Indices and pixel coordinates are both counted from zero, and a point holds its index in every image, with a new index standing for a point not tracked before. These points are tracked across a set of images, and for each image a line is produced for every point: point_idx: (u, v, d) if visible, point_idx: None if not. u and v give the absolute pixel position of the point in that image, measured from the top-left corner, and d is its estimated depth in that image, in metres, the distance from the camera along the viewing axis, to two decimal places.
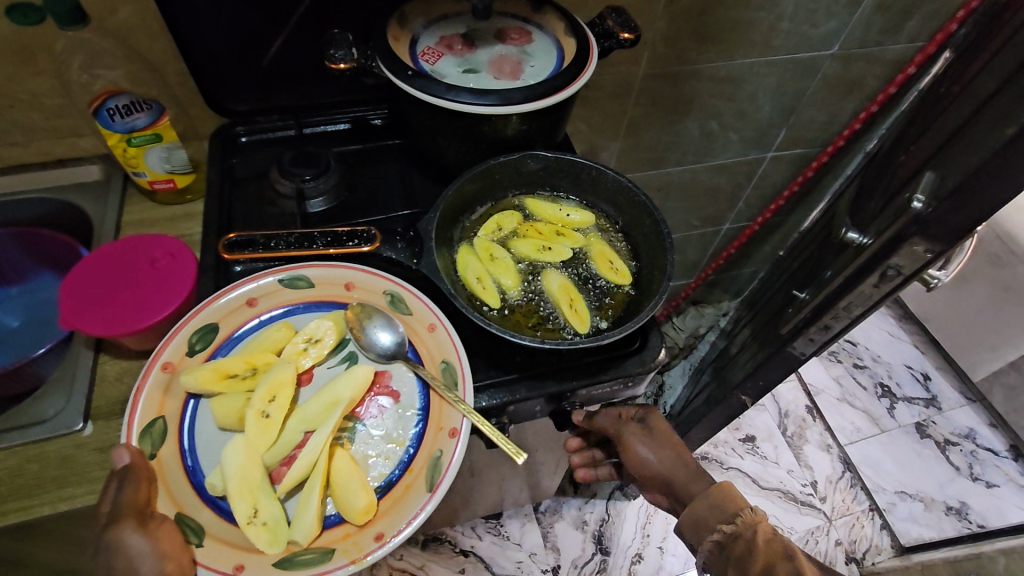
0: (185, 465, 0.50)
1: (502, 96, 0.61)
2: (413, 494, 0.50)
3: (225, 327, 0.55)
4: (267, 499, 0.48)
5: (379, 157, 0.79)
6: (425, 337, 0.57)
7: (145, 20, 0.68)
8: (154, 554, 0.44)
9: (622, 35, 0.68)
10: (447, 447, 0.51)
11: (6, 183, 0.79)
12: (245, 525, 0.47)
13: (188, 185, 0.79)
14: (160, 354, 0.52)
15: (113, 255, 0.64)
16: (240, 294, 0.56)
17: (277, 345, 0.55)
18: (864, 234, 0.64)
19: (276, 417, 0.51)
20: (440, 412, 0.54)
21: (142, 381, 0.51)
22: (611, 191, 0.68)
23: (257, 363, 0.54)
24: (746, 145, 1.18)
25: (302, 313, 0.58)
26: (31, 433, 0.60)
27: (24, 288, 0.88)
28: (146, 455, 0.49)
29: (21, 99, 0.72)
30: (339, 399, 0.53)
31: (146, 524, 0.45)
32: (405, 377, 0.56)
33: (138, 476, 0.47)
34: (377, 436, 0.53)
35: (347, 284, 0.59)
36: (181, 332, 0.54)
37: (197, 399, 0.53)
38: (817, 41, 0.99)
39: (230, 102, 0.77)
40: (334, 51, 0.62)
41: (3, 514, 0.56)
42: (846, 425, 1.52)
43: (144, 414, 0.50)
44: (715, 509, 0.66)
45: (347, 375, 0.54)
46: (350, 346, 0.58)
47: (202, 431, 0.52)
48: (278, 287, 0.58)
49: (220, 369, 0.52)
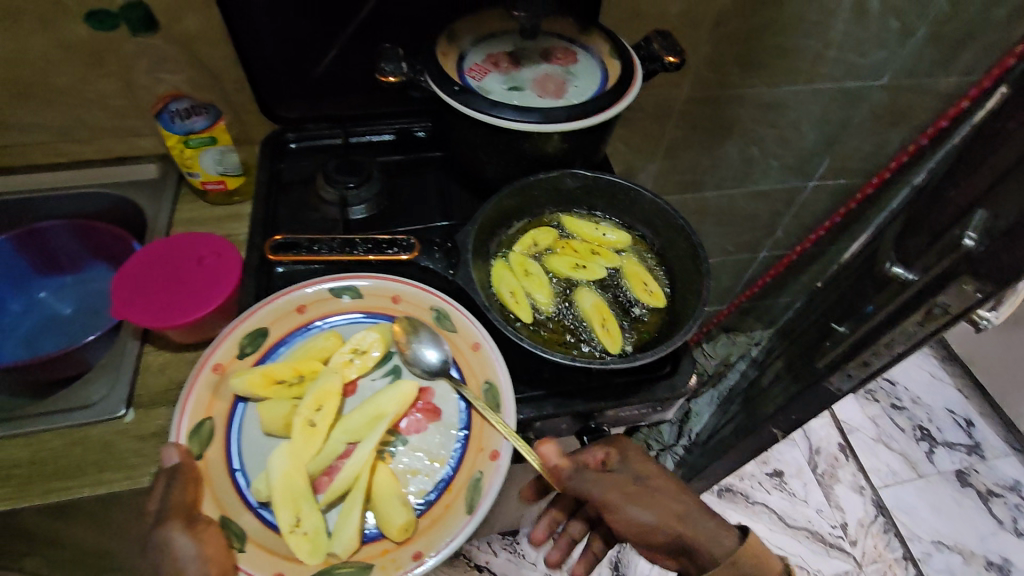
0: (231, 467, 0.51)
1: (545, 113, 0.62)
2: (452, 514, 0.50)
3: (275, 332, 0.57)
4: (309, 508, 0.48)
5: (420, 169, 0.80)
6: (468, 355, 0.57)
7: (209, 29, 0.72)
8: (197, 557, 0.45)
9: (667, 58, 0.69)
10: (488, 469, 0.51)
11: (69, 177, 0.83)
12: (287, 533, 0.47)
13: (237, 187, 0.82)
14: (212, 355, 0.54)
15: (164, 251, 0.66)
16: (291, 300, 0.58)
17: (323, 353, 0.56)
18: (909, 270, 0.62)
19: (321, 426, 0.51)
20: (482, 433, 0.54)
21: (193, 381, 0.53)
22: (648, 213, 0.68)
23: (305, 370, 0.55)
24: (787, 173, 1.16)
25: (350, 322, 0.60)
26: (76, 417, 0.62)
27: (78, 277, 0.91)
28: (193, 454, 0.50)
29: (89, 99, 0.77)
30: (383, 412, 0.53)
31: (193, 525, 0.46)
32: (447, 393, 0.57)
33: (187, 476, 0.48)
34: (418, 452, 0.54)
35: (394, 296, 0.61)
36: (233, 333, 0.55)
37: (244, 403, 0.54)
38: (865, 70, 0.98)
39: (282, 110, 0.81)
40: (385, 64, 0.64)
41: (45, 493, 0.58)
42: (881, 467, 1.46)
43: (193, 415, 0.51)
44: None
45: (392, 388, 0.55)
46: (395, 359, 0.59)
47: (248, 434, 0.53)
48: (328, 296, 0.60)
49: (268, 374, 0.53)
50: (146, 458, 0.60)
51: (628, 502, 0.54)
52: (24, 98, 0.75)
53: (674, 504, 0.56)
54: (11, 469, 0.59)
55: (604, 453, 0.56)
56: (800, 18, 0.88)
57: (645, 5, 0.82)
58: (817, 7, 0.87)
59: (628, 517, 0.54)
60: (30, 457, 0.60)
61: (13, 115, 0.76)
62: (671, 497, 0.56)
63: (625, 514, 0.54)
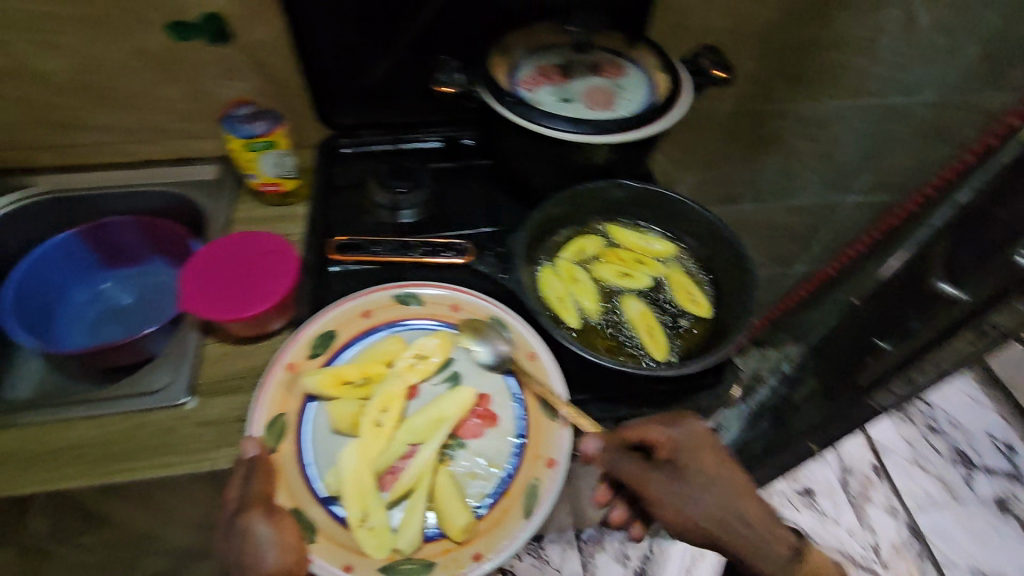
0: (302, 462, 0.53)
1: (595, 125, 0.63)
2: (510, 518, 0.52)
3: (342, 334, 0.60)
4: (376, 505, 0.51)
5: (467, 176, 0.83)
6: (525, 364, 0.59)
7: (273, 38, 0.76)
8: (277, 544, 0.47)
9: (714, 72, 0.70)
10: (545, 477, 0.53)
11: (134, 176, 0.88)
12: (355, 527, 0.50)
13: (293, 190, 0.84)
14: (285, 355, 0.57)
15: (227, 249, 0.70)
16: (358, 305, 0.62)
17: (388, 357, 0.59)
18: (959, 289, 0.62)
19: (387, 427, 0.55)
20: (538, 440, 0.56)
21: (268, 378, 0.56)
22: (695, 225, 0.70)
23: (371, 373, 0.58)
24: (826, 188, 1.15)
25: (411, 328, 0.62)
26: (142, 402, 0.66)
27: (138, 270, 0.95)
28: (268, 447, 0.53)
29: (158, 104, 0.81)
30: (445, 416, 0.56)
31: (272, 515, 0.48)
32: (503, 400, 0.59)
33: (265, 468, 0.51)
34: (477, 456, 0.56)
35: (453, 304, 0.63)
36: (305, 335, 0.59)
37: (313, 401, 0.57)
38: (911, 87, 0.96)
39: (337, 117, 0.84)
40: (441, 76, 0.67)
41: (113, 472, 0.61)
42: (916, 490, 1.43)
43: (268, 410, 0.55)
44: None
45: (453, 393, 0.57)
46: (453, 365, 0.61)
47: (318, 432, 0.55)
48: (392, 301, 0.63)
49: (338, 375, 0.57)
50: (206, 444, 0.63)
51: (667, 493, 0.54)
52: (100, 101, 0.80)
53: (720, 506, 0.54)
54: (83, 449, 0.63)
55: (664, 437, 0.54)
56: (845, 35, 0.88)
57: (691, 20, 0.83)
58: (863, 24, 0.87)
59: (664, 507, 0.54)
60: (100, 438, 0.64)
61: (89, 117, 0.81)
62: (719, 496, 0.54)
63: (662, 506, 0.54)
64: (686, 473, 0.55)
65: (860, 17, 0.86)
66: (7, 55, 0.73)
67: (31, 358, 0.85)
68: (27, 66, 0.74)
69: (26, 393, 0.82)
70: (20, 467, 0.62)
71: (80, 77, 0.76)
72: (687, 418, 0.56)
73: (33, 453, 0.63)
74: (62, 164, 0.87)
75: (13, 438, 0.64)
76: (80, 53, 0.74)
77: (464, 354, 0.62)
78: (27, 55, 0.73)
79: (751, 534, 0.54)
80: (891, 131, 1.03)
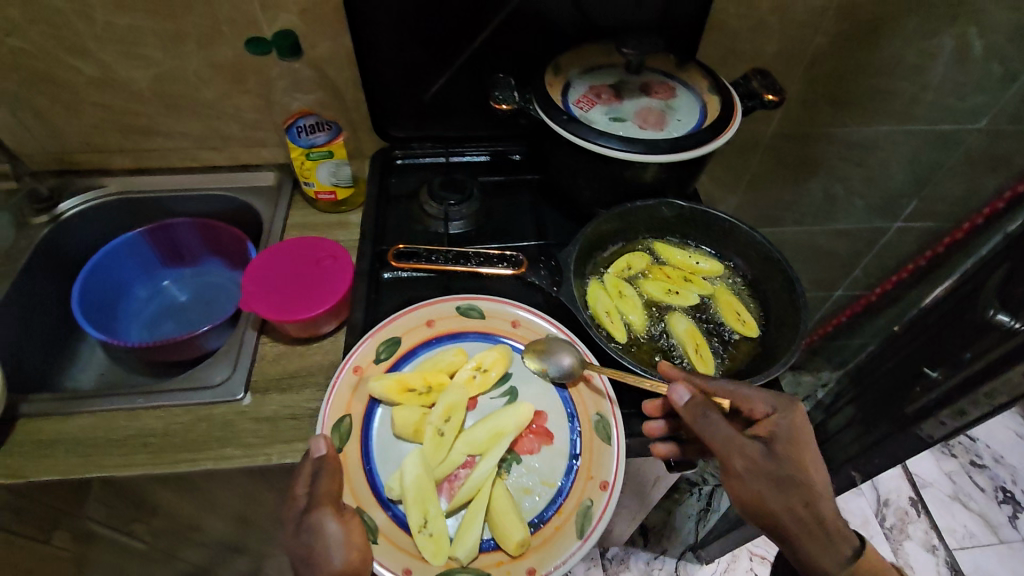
0: (365, 463, 0.56)
1: (649, 145, 0.65)
2: (563, 536, 0.53)
3: (406, 342, 0.64)
4: (435, 512, 0.53)
5: (516, 190, 0.85)
6: (581, 388, 0.62)
7: (338, 55, 0.80)
8: (342, 543, 0.48)
9: (766, 96, 0.71)
10: (598, 499, 0.54)
11: (198, 180, 0.92)
12: (415, 532, 0.52)
13: (346, 198, 0.88)
14: (353, 358, 0.61)
15: (289, 252, 0.74)
16: (423, 314, 0.65)
17: (449, 368, 0.62)
18: (1016, 319, 0.62)
19: (448, 437, 0.57)
20: (591, 461, 0.57)
21: (337, 378, 0.59)
22: (743, 245, 0.71)
23: (433, 382, 0.61)
24: (871, 213, 1.14)
25: (472, 341, 0.66)
26: (202, 395, 0.69)
27: (195, 270, 0.99)
28: (335, 447, 0.56)
29: (226, 113, 0.86)
30: (503, 430, 0.58)
31: (342, 514, 0.50)
32: (558, 419, 0.60)
33: (332, 468, 0.52)
34: (532, 472, 0.57)
35: (513, 321, 0.66)
36: (372, 340, 0.62)
37: (378, 406, 0.60)
38: (963, 114, 0.96)
39: (392, 129, 0.88)
40: (498, 93, 0.70)
41: (175, 461, 0.64)
42: (958, 527, 1.37)
43: (335, 410, 0.58)
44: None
45: (511, 409, 0.59)
46: (511, 380, 0.63)
47: (380, 435, 0.59)
48: (455, 313, 0.66)
49: (402, 381, 0.60)
50: (261, 439, 0.66)
51: (756, 471, 0.52)
52: (173, 109, 0.85)
53: (803, 503, 0.52)
54: (147, 437, 0.66)
55: (765, 416, 0.56)
56: (897, 62, 0.88)
57: (742, 44, 0.84)
58: (917, 51, 0.87)
59: (744, 482, 0.52)
60: (163, 428, 0.67)
61: (162, 123, 0.86)
62: (807, 491, 0.53)
63: (744, 480, 0.52)
64: (781, 458, 0.53)
65: (914, 44, 0.86)
66: (93, 65, 0.78)
67: (94, 348, 0.90)
68: (110, 74, 0.79)
69: (89, 383, 0.87)
70: (89, 452, 0.65)
71: (157, 86, 0.81)
72: (797, 407, 0.57)
73: (101, 440, 0.66)
74: (133, 166, 0.93)
75: (82, 424, 0.67)
76: (159, 64, 0.79)
77: (522, 370, 0.64)
78: (112, 64, 0.78)
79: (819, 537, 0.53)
80: (939, 158, 1.03)
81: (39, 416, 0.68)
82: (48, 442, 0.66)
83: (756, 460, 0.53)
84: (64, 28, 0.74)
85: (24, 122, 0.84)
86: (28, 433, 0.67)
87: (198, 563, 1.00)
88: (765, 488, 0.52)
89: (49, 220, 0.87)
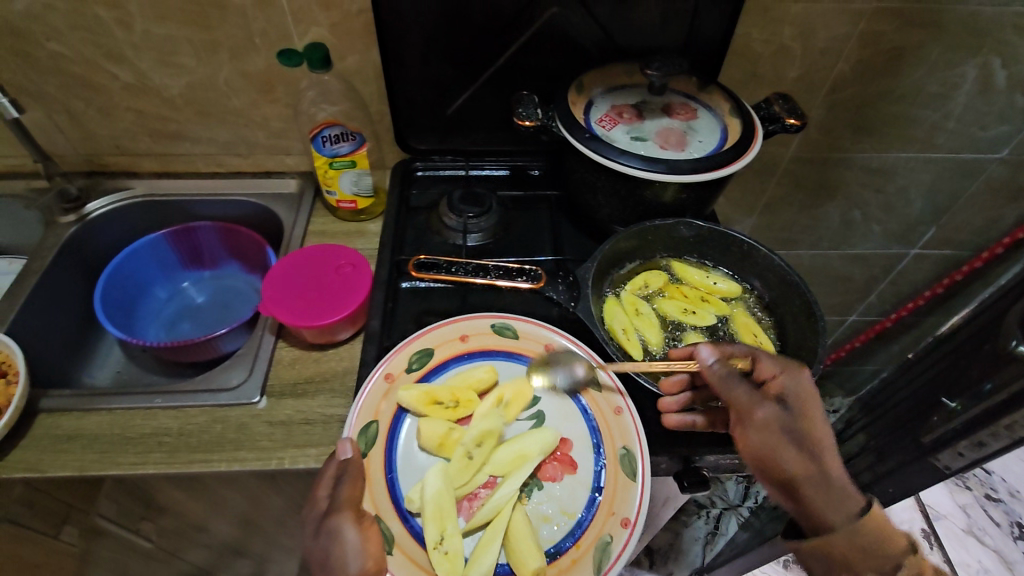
0: (386, 472, 0.57)
1: (670, 165, 0.65)
2: (578, 569, 0.53)
3: (438, 354, 0.65)
4: (453, 530, 0.53)
5: (535, 205, 0.86)
6: (610, 419, 0.61)
7: (365, 68, 0.81)
8: (359, 552, 0.50)
9: (787, 120, 0.71)
10: (618, 536, 0.54)
11: (221, 184, 0.94)
12: (431, 548, 0.52)
13: (366, 207, 0.89)
14: (386, 365, 0.62)
15: (309, 260, 0.75)
16: (457, 329, 0.67)
17: (478, 386, 0.63)
18: None
19: (475, 460, 0.57)
20: (614, 497, 0.56)
21: (368, 383, 0.61)
22: (761, 268, 0.72)
23: (461, 399, 0.61)
24: (889, 239, 1.14)
25: (502, 360, 0.66)
26: (220, 397, 0.70)
27: (214, 273, 1.00)
28: (360, 452, 0.57)
29: (253, 121, 0.88)
30: (528, 454, 0.58)
31: (360, 521, 0.52)
32: (584, 448, 0.60)
33: (354, 474, 0.54)
34: (553, 500, 0.57)
35: (546, 344, 0.67)
36: (406, 349, 0.64)
37: (406, 414, 0.61)
38: (985, 144, 0.95)
39: (414, 141, 0.90)
40: (522, 110, 0.70)
41: (188, 462, 0.65)
42: (972, 562, 1.34)
43: (363, 416, 0.59)
44: (870, 556, 0.51)
45: (538, 433, 0.60)
46: (538, 404, 0.63)
47: (404, 445, 0.59)
48: (489, 330, 0.67)
49: (431, 394, 0.61)
50: (275, 443, 0.66)
51: (772, 425, 0.53)
52: (202, 116, 0.87)
53: (815, 457, 0.53)
54: (162, 436, 0.67)
55: (774, 377, 0.57)
56: (919, 90, 0.88)
57: (764, 69, 0.85)
58: (939, 80, 0.87)
59: (760, 436, 0.54)
60: (179, 428, 0.68)
61: (191, 129, 0.88)
62: (813, 443, 0.53)
63: (760, 434, 0.54)
64: (794, 415, 0.54)
65: (936, 73, 0.86)
66: (129, 71, 0.80)
67: (113, 347, 0.92)
68: (145, 81, 0.82)
69: (105, 381, 0.88)
70: (105, 449, 0.66)
71: (188, 93, 0.84)
72: (803, 371, 0.57)
73: (117, 438, 0.67)
74: (160, 170, 0.95)
75: (101, 420, 0.68)
76: (192, 72, 0.81)
77: (550, 395, 0.64)
78: (147, 71, 0.80)
79: (831, 491, 0.52)
80: (958, 186, 1.02)
81: (59, 412, 0.69)
82: (66, 437, 0.67)
83: (772, 415, 0.54)
84: (104, 35, 0.76)
85: (58, 124, 0.86)
86: (48, 428, 0.68)
87: (201, 565, 1.00)
88: (780, 442, 0.53)
89: (76, 220, 0.89)
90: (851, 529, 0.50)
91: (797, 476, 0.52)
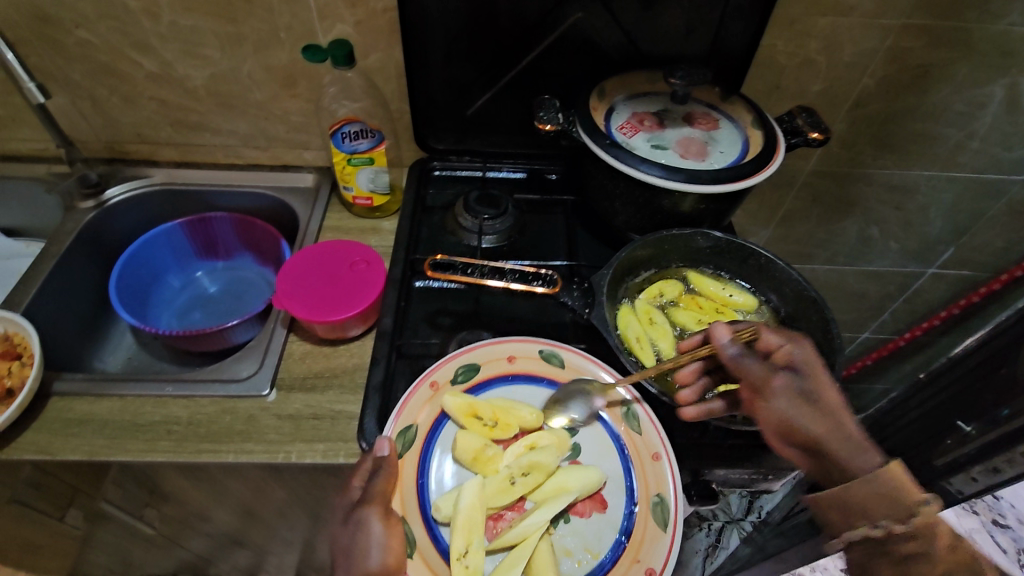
0: (418, 477, 0.57)
1: (690, 175, 0.65)
2: None
3: (484, 371, 0.65)
4: (477, 546, 0.53)
5: (551, 210, 0.87)
6: (647, 463, 0.60)
7: (387, 66, 0.81)
8: (381, 545, 0.51)
9: (811, 134, 0.69)
10: None
11: (240, 176, 0.95)
12: (454, 559, 0.52)
13: (382, 205, 0.89)
14: (432, 373, 0.62)
15: (324, 256, 0.75)
16: (505, 349, 0.66)
17: (523, 422, 0.61)
18: None
19: (517, 487, 0.57)
20: (642, 544, 0.55)
21: (414, 388, 0.61)
22: (779, 281, 0.72)
23: (501, 420, 0.61)
24: (905, 257, 1.13)
25: (544, 387, 0.65)
26: (231, 388, 0.70)
27: (228, 264, 1.00)
28: (397, 451, 0.58)
29: (274, 114, 0.88)
30: (567, 487, 0.57)
31: (388, 517, 0.53)
32: (617, 489, 0.59)
33: (389, 471, 0.55)
34: (579, 534, 0.57)
35: (592, 378, 0.66)
36: (454, 361, 0.64)
37: (446, 421, 0.61)
38: (1009, 165, 0.94)
39: (432, 141, 0.90)
40: (543, 114, 0.70)
41: (196, 452, 0.65)
42: None
43: (405, 418, 0.60)
44: (884, 501, 0.47)
45: (581, 469, 0.59)
46: (577, 436, 0.63)
47: (439, 455, 0.59)
48: (536, 356, 0.67)
49: (473, 407, 0.61)
50: (283, 436, 0.66)
51: (791, 392, 0.56)
52: (223, 107, 0.87)
53: (834, 415, 0.54)
54: (172, 425, 0.67)
55: (780, 349, 0.59)
56: (945, 108, 0.87)
57: (787, 81, 0.84)
58: (966, 99, 0.86)
59: (782, 405, 0.56)
60: (187, 417, 0.68)
61: (212, 120, 0.89)
62: (829, 403, 0.55)
63: (781, 402, 0.56)
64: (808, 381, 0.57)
65: (963, 92, 0.85)
66: (154, 61, 0.81)
67: (125, 333, 0.92)
68: (168, 71, 0.82)
69: (117, 368, 0.89)
70: (116, 435, 0.66)
71: (211, 84, 0.84)
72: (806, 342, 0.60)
73: (128, 424, 0.67)
74: (179, 159, 0.95)
75: (111, 406, 0.69)
76: (216, 64, 0.81)
77: (590, 427, 0.63)
78: (171, 61, 0.81)
79: (855, 446, 0.51)
80: (980, 207, 1.01)
81: (71, 395, 0.69)
82: (77, 421, 0.67)
83: (789, 382, 0.56)
84: (131, 25, 0.77)
85: (82, 110, 0.87)
86: (59, 411, 0.68)
87: (200, 553, 1.01)
88: (800, 407, 0.55)
89: (95, 206, 0.90)
90: (870, 474, 0.48)
91: (821, 437, 0.53)
